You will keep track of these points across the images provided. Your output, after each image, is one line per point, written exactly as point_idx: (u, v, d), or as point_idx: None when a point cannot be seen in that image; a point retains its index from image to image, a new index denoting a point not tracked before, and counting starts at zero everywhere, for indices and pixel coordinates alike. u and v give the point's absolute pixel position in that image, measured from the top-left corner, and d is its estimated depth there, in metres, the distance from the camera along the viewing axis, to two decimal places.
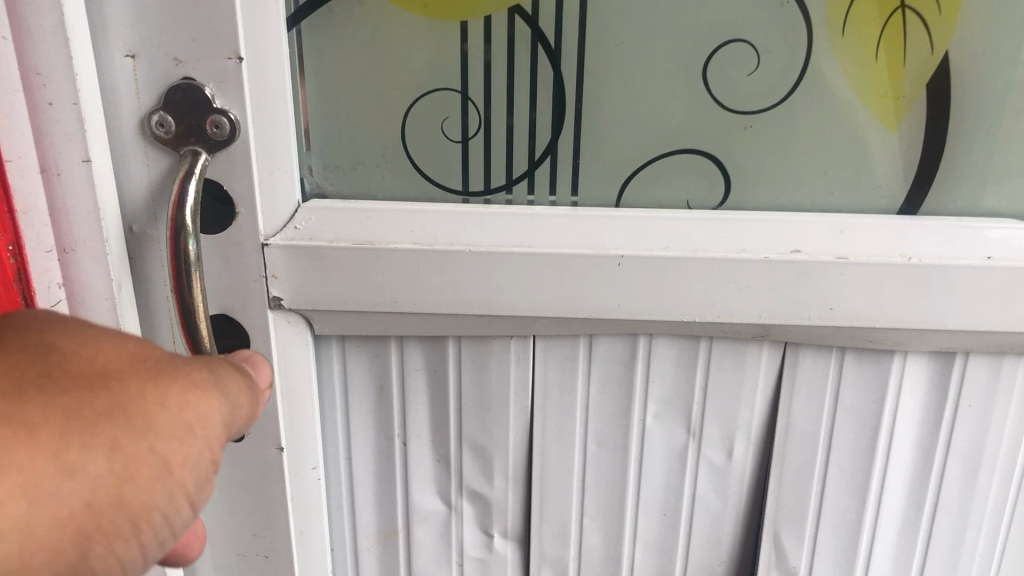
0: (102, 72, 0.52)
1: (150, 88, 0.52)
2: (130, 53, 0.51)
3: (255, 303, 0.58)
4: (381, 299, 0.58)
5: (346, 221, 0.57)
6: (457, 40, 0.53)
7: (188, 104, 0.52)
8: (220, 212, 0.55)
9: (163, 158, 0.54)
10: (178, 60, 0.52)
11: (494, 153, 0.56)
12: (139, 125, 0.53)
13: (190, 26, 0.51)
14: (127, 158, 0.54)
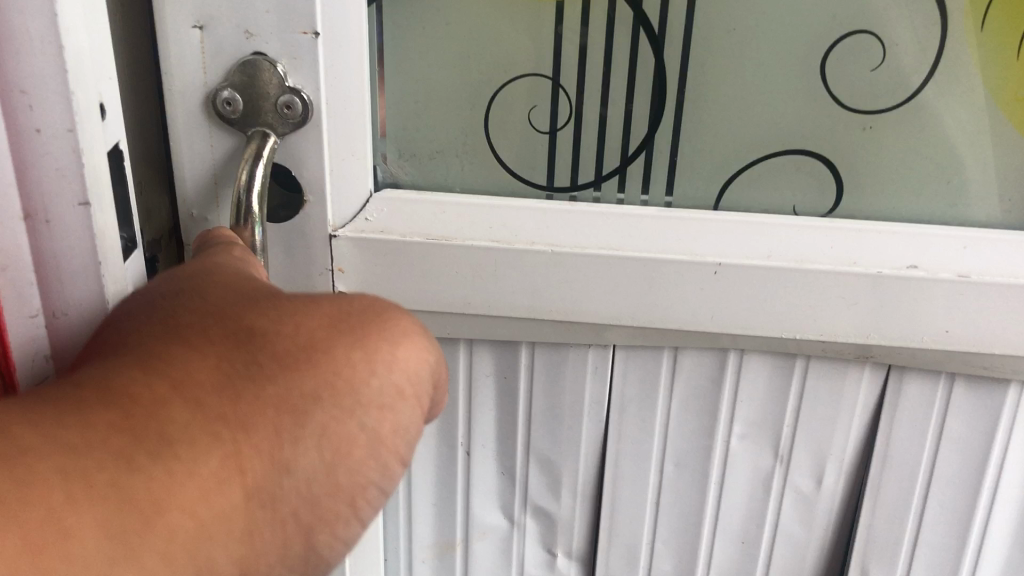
0: (168, 43, 0.48)
1: (218, 64, 0.49)
2: (198, 24, 0.48)
3: None
4: (453, 300, 0.54)
5: (420, 214, 0.53)
6: (552, 21, 0.49)
7: (259, 81, 0.49)
8: (286, 198, 0.52)
9: (227, 138, 0.50)
10: (249, 33, 0.48)
11: (583, 147, 0.52)
12: (205, 102, 0.49)
13: None
14: (190, 136, 0.50)
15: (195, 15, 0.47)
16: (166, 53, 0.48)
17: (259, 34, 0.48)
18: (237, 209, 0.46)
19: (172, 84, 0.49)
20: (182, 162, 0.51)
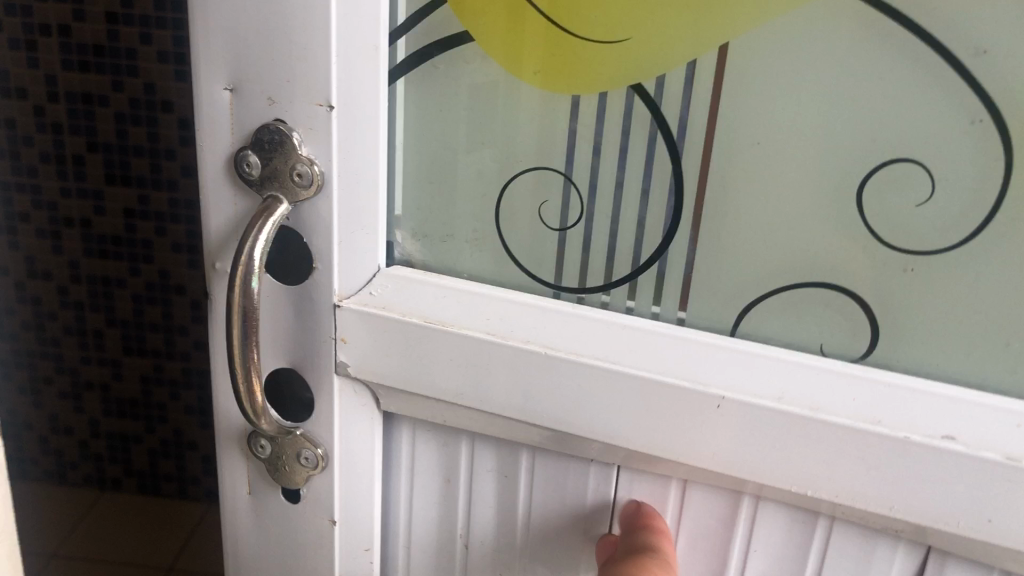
0: (204, 103, 0.50)
1: (244, 127, 0.50)
2: (229, 87, 0.49)
3: (325, 366, 0.54)
4: (448, 389, 0.52)
5: (423, 295, 0.51)
6: (566, 116, 0.46)
7: (275, 147, 0.49)
8: (294, 260, 0.51)
9: (246, 198, 0.51)
10: (272, 100, 0.49)
11: (593, 248, 0.49)
12: (230, 160, 0.51)
13: (286, 67, 0.48)
14: (215, 192, 0.52)
15: (226, 78, 0.49)
16: (199, 111, 0.50)
17: (283, 103, 0.49)
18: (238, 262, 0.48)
19: (201, 140, 0.51)
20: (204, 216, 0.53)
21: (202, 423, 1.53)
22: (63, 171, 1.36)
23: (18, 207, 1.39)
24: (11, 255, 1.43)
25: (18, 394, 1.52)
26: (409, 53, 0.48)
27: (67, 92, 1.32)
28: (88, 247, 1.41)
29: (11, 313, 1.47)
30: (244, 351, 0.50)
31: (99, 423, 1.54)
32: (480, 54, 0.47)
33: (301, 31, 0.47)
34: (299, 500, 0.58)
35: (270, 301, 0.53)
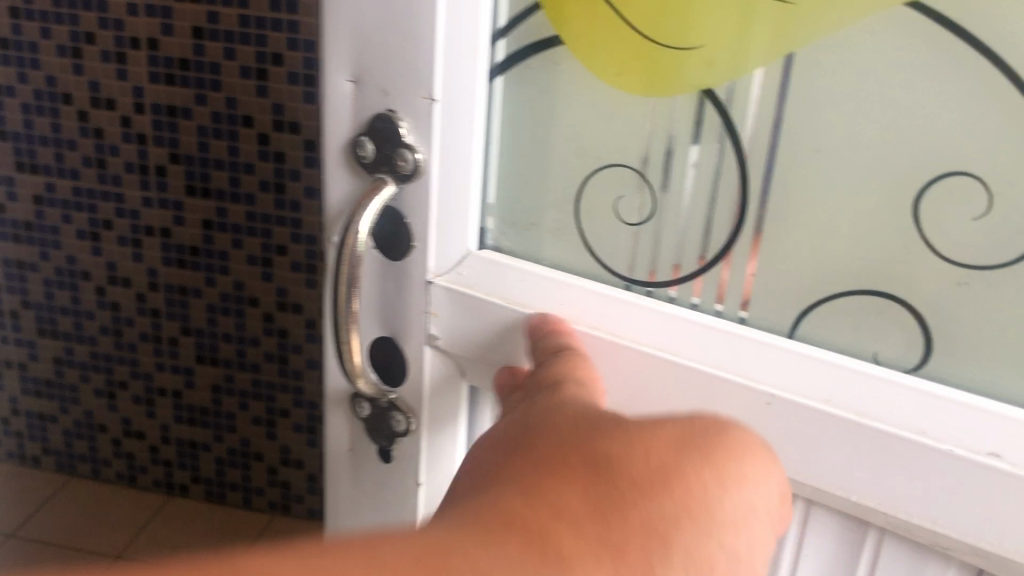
0: (331, 92, 0.56)
1: (361, 115, 0.56)
2: (352, 79, 0.55)
3: (417, 336, 0.59)
4: (520, 368, 0.55)
5: (505, 279, 0.55)
6: (643, 117, 0.50)
7: (384, 134, 0.54)
8: (398, 238, 0.57)
9: (360, 178, 0.57)
10: (386, 92, 0.54)
11: (663, 245, 0.52)
12: (348, 144, 0.57)
13: (397, 63, 0.53)
14: (334, 171, 0.58)
15: (349, 69, 0.55)
16: (326, 100, 0.57)
17: (393, 98, 0.54)
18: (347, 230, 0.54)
19: (326, 128, 0.57)
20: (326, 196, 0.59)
21: (269, 435, 1.53)
22: (146, 182, 1.35)
23: (101, 216, 1.38)
24: (93, 261, 1.42)
25: (93, 396, 1.54)
26: (508, 53, 0.53)
27: (154, 106, 1.30)
28: (167, 257, 1.40)
29: (92, 316, 1.47)
30: (347, 313, 0.56)
31: (170, 429, 1.55)
32: (568, 56, 0.51)
33: (411, 31, 0.52)
34: (390, 460, 0.63)
35: (374, 274, 0.59)
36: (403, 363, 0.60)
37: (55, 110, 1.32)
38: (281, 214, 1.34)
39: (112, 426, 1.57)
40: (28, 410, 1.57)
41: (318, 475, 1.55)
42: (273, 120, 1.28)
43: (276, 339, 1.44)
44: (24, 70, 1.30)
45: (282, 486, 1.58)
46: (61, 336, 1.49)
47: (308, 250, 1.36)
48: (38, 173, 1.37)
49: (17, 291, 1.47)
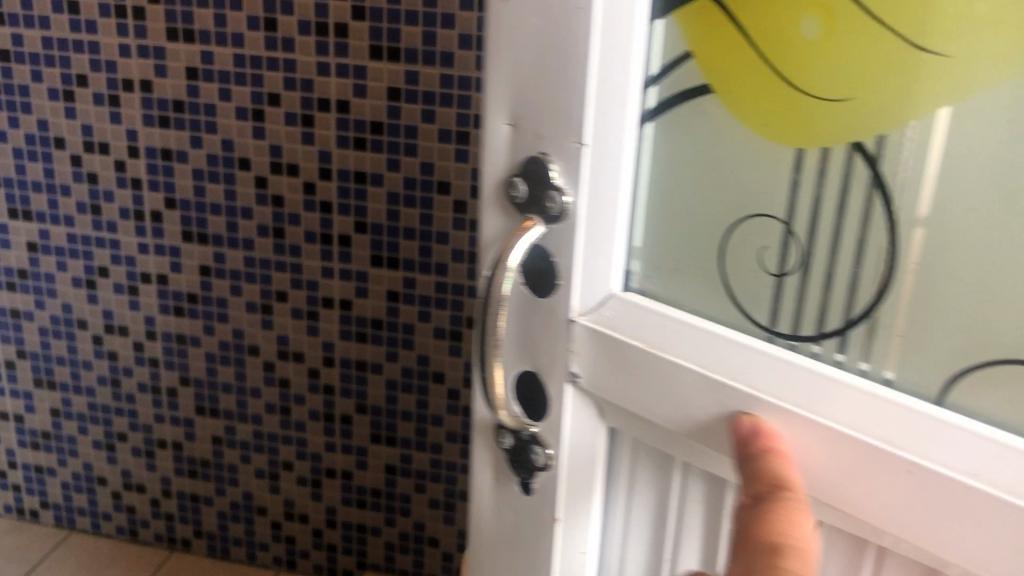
0: (491, 133, 0.59)
1: (516, 157, 0.58)
2: (509, 122, 0.57)
3: (559, 373, 0.60)
4: (656, 414, 0.55)
5: (647, 323, 0.55)
6: (788, 167, 0.50)
7: (536, 176, 0.56)
8: (546, 276, 0.58)
9: (512, 218, 0.59)
10: (540, 136, 0.56)
11: (806, 299, 0.51)
12: (503, 183, 0.59)
13: (550, 109, 0.54)
14: (489, 206, 0.61)
15: (506, 113, 0.57)
16: (486, 143, 0.60)
17: (547, 142, 0.55)
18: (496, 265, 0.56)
19: (485, 169, 0.60)
20: (481, 234, 0.62)
21: (272, 488, 1.48)
22: (142, 227, 1.36)
23: (96, 262, 1.39)
24: (91, 309, 1.43)
25: (91, 447, 1.52)
26: (659, 100, 0.54)
27: (147, 147, 1.31)
28: (164, 304, 1.40)
29: (88, 366, 1.46)
30: (491, 345, 0.58)
31: (171, 482, 1.52)
32: (716, 104, 0.52)
33: (565, 77, 0.53)
34: (530, 493, 0.64)
35: (521, 310, 0.61)
36: (544, 401, 0.61)
37: (46, 155, 1.34)
38: (279, 259, 1.33)
39: (112, 479, 1.54)
40: (26, 462, 1.56)
41: (324, 530, 1.50)
42: (272, 162, 1.28)
43: (277, 389, 1.41)
44: (15, 115, 1.33)
45: (287, 541, 1.52)
46: (59, 387, 1.49)
47: (309, 295, 1.34)
48: (32, 220, 1.39)
49: (14, 339, 1.47)
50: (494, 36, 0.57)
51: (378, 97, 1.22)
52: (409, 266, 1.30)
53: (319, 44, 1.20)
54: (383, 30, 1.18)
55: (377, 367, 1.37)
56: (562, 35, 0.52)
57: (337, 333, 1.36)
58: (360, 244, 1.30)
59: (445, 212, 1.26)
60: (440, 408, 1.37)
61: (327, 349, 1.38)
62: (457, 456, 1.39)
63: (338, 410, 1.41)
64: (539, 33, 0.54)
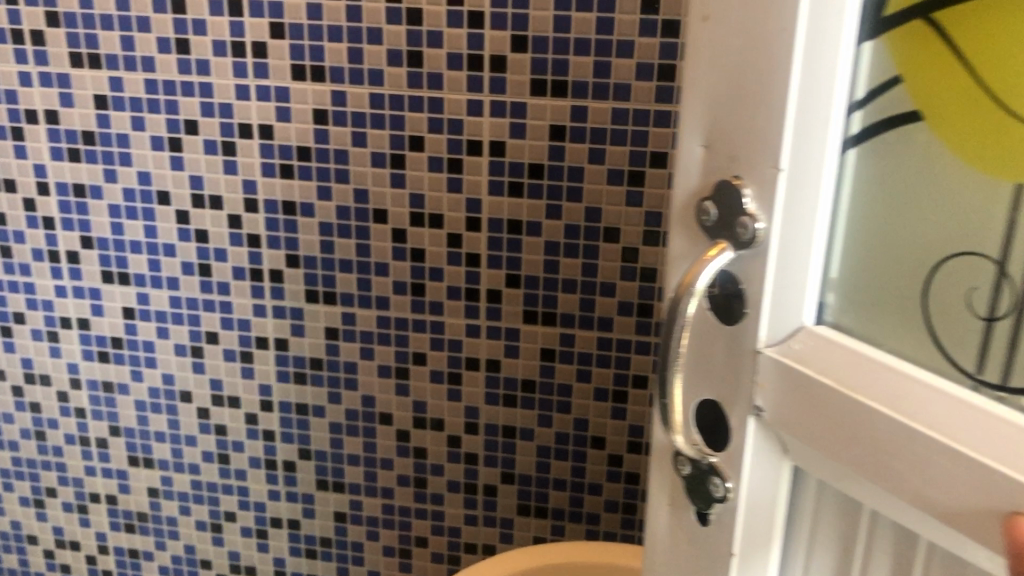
0: (684, 155, 0.58)
1: (710, 180, 0.57)
2: (703, 144, 0.57)
3: (742, 405, 0.58)
4: (845, 458, 0.52)
5: (839, 360, 0.52)
6: (1004, 202, 0.47)
7: (728, 201, 0.55)
8: (734, 303, 0.57)
9: (700, 241, 0.58)
10: (734, 159, 0.54)
11: (1018, 345, 0.48)
12: (694, 206, 0.58)
13: (748, 133, 0.53)
14: (677, 229, 0.60)
15: (701, 135, 0.56)
16: (679, 166, 0.59)
17: (740, 165, 0.54)
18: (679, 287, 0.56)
19: (677, 193, 0.60)
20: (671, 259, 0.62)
21: (215, 541, 1.40)
22: (58, 269, 1.29)
23: (10, 309, 1.33)
24: (8, 358, 1.36)
25: (19, 505, 1.46)
26: (864, 125, 0.51)
27: (58, 183, 1.24)
28: (86, 351, 1.33)
29: (10, 419, 1.40)
30: (671, 370, 0.58)
31: (107, 537, 1.45)
32: (926, 132, 0.49)
33: (762, 99, 0.51)
34: (707, 524, 0.63)
35: (706, 338, 0.60)
36: (726, 432, 0.60)
37: None
38: (208, 298, 1.26)
39: (44, 536, 1.47)
40: None
41: None
42: (192, 195, 1.21)
43: (213, 436, 1.34)
44: None
45: None
46: None
47: (241, 336, 1.27)
48: None
49: None
50: (693, 60, 0.57)
51: (304, 119, 1.14)
52: (347, 301, 1.21)
53: (236, 65, 1.13)
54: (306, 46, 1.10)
55: (319, 411, 1.29)
56: (762, 57, 0.51)
57: (274, 374, 1.28)
58: (294, 279, 1.22)
59: (383, 242, 1.18)
60: (389, 451, 1.29)
61: (265, 394, 1.30)
62: (409, 501, 1.31)
63: (281, 456, 1.33)
64: (738, 55, 0.53)
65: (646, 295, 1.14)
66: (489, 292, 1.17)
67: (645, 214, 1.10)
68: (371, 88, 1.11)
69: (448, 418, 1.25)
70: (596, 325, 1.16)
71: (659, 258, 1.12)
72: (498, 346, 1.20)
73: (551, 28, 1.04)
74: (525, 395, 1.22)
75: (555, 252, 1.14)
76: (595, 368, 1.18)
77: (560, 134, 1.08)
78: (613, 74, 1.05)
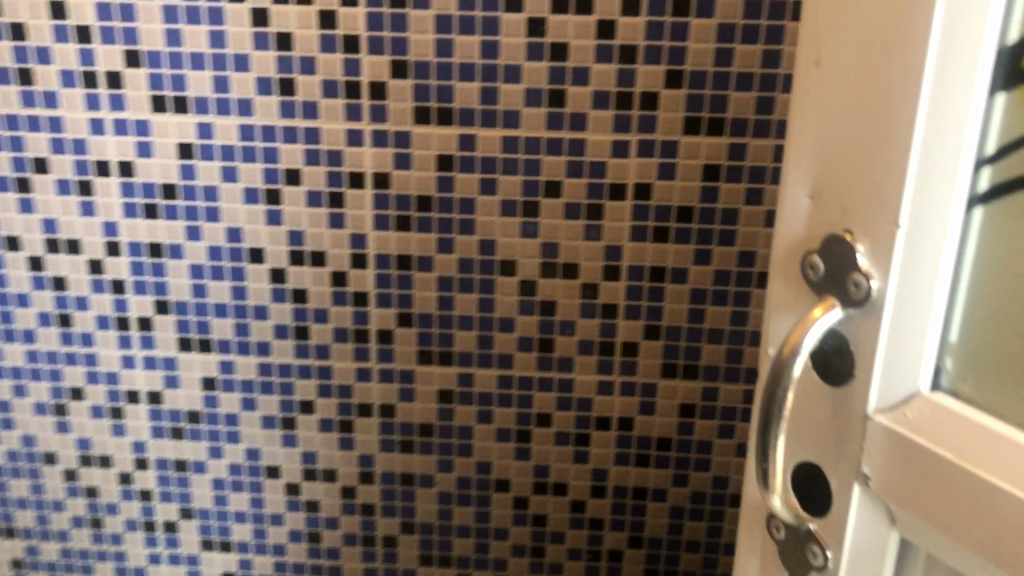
0: (789, 211, 0.61)
1: (819, 236, 0.59)
2: (811, 195, 0.59)
3: (849, 469, 0.59)
4: (954, 530, 0.52)
5: (955, 429, 0.53)
6: None
7: (842, 260, 0.56)
8: (834, 360, 0.59)
9: (806, 298, 0.60)
10: (848, 217, 0.56)
11: None
12: (802, 263, 0.60)
13: (865, 189, 0.54)
14: (782, 287, 0.62)
15: (809, 186, 0.59)
16: (782, 215, 0.62)
17: (852, 220, 0.56)
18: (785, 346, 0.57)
19: (778, 242, 0.62)
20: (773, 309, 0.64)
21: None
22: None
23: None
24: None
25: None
26: (993, 183, 0.52)
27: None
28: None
29: None
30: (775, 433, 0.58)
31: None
32: None
33: (878, 146, 0.53)
34: None
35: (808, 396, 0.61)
36: (828, 499, 0.61)
37: None
38: (129, 352, 1.42)
39: None
40: None
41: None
42: (107, 246, 1.35)
43: (137, 501, 1.52)
44: None
45: None
46: None
47: (170, 415, 1.45)
48: None
49: None
50: (800, 105, 0.59)
51: (254, 217, 1.30)
52: (239, 347, 1.39)
53: (139, 142, 1.28)
54: (274, 79, 1.22)
55: (271, 454, 1.45)
56: (877, 110, 0.53)
57: (149, 430, 1.46)
58: (188, 364, 1.41)
59: (322, 287, 1.33)
60: (280, 505, 1.49)
61: (139, 451, 1.49)
62: (321, 559, 1.52)
63: (160, 517, 1.52)
64: (851, 108, 0.55)
65: (546, 328, 1.33)
66: (380, 331, 1.35)
67: (541, 246, 1.28)
68: (344, 123, 1.24)
69: (343, 468, 1.45)
70: (495, 362, 1.36)
71: (557, 290, 1.30)
72: (389, 390, 1.39)
73: (431, 51, 1.19)
74: (422, 439, 1.42)
75: (487, 310, 1.32)
76: (496, 408, 1.38)
77: (449, 163, 1.24)
78: (503, 100, 1.20)
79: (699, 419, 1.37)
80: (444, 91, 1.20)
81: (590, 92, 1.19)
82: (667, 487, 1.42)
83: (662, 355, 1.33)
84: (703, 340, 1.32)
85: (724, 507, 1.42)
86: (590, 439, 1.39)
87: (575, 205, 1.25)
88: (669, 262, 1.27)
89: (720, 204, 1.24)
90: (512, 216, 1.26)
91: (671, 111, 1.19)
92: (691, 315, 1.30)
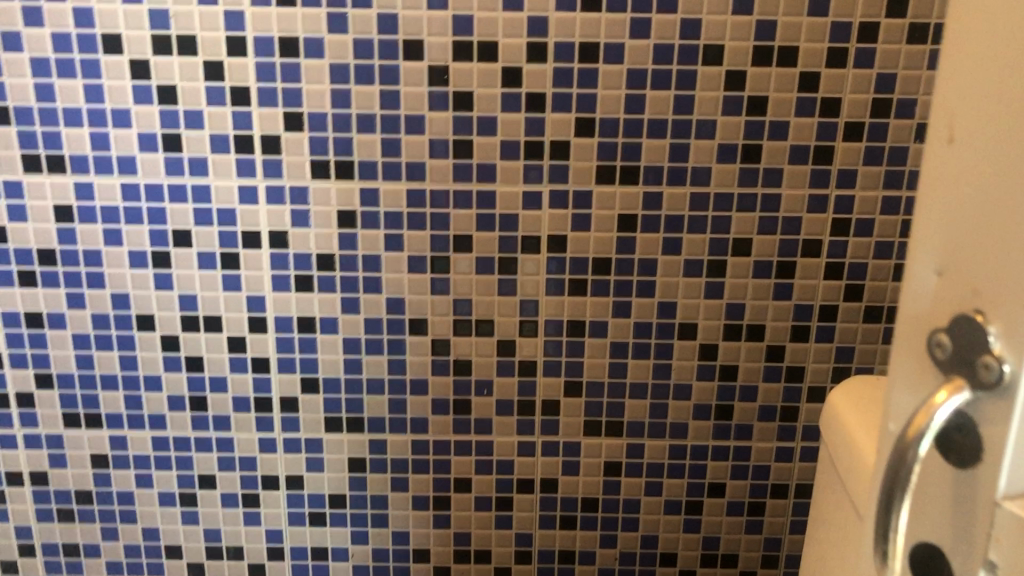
0: (915, 287, 0.69)
1: (945, 316, 0.66)
2: (938, 271, 0.67)
3: (968, 551, 0.66)
4: None
5: None
6: None
7: (969, 337, 0.63)
8: (955, 437, 0.66)
9: (929, 373, 0.68)
10: (977, 302, 0.63)
11: None
12: (927, 339, 0.68)
13: (1006, 283, 0.60)
14: (905, 362, 0.71)
15: (934, 266, 0.67)
16: (909, 288, 0.70)
17: (982, 304, 0.62)
18: (910, 429, 0.64)
19: (902, 315, 0.71)
20: (898, 379, 0.73)
21: None
22: None
23: None
24: None
25: None
26: None
27: None
28: None
29: None
30: (896, 501, 0.66)
31: None
32: None
33: (1012, 215, 0.59)
34: None
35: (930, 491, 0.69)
36: None
37: None
38: (14, 433, 1.65)
39: None
40: None
41: None
42: None
43: None
44: None
45: None
46: None
47: (62, 494, 1.69)
48: None
49: None
50: (933, 172, 0.67)
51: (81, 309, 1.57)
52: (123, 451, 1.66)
53: (12, 207, 1.51)
54: (159, 136, 1.47)
55: (178, 525, 1.71)
56: (1013, 177, 0.59)
57: (36, 513, 1.71)
58: (76, 442, 1.66)
59: (220, 352, 1.59)
60: None
61: (25, 536, 1.73)
62: None
63: None
64: (981, 170, 0.62)
65: (463, 392, 1.60)
66: (284, 399, 1.61)
67: (453, 301, 1.54)
68: (236, 178, 1.48)
69: (246, 545, 1.72)
70: (470, 452, 1.64)
71: (471, 349, 1.57)
72: (298, 462, 1.66)
73: (325, 103, 1.44)
74: (333, 511, 1.69)
75: (401, 392, 1.60)
76: (414, 473, 1.66)
77: (352, 222, 1.50)
78: (403, 154, 1.46)
79: (624, 478, 1.66)
80: (341, 146, 1.46)
81: (500, 142, 1.45)
82: (574, 549, 1.71)
83: (585, 414, 1.62)
84: (627, 374, 1.59)
85: (653, 566, 1.72)
86: (512, 502, 1.68)
87: (490, 261, 1.52)
88: (586, 316, 1.55)
89: (637, 252, 1.51)
90: (424, 273, 1.53)
91: (584, 159, 1.46)
92: (567, 387, 1.60)
